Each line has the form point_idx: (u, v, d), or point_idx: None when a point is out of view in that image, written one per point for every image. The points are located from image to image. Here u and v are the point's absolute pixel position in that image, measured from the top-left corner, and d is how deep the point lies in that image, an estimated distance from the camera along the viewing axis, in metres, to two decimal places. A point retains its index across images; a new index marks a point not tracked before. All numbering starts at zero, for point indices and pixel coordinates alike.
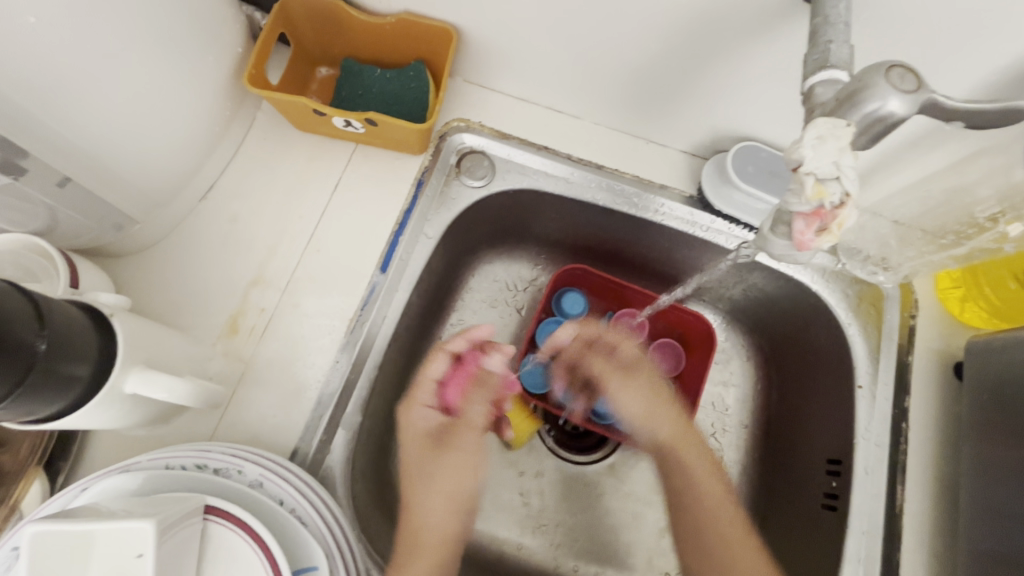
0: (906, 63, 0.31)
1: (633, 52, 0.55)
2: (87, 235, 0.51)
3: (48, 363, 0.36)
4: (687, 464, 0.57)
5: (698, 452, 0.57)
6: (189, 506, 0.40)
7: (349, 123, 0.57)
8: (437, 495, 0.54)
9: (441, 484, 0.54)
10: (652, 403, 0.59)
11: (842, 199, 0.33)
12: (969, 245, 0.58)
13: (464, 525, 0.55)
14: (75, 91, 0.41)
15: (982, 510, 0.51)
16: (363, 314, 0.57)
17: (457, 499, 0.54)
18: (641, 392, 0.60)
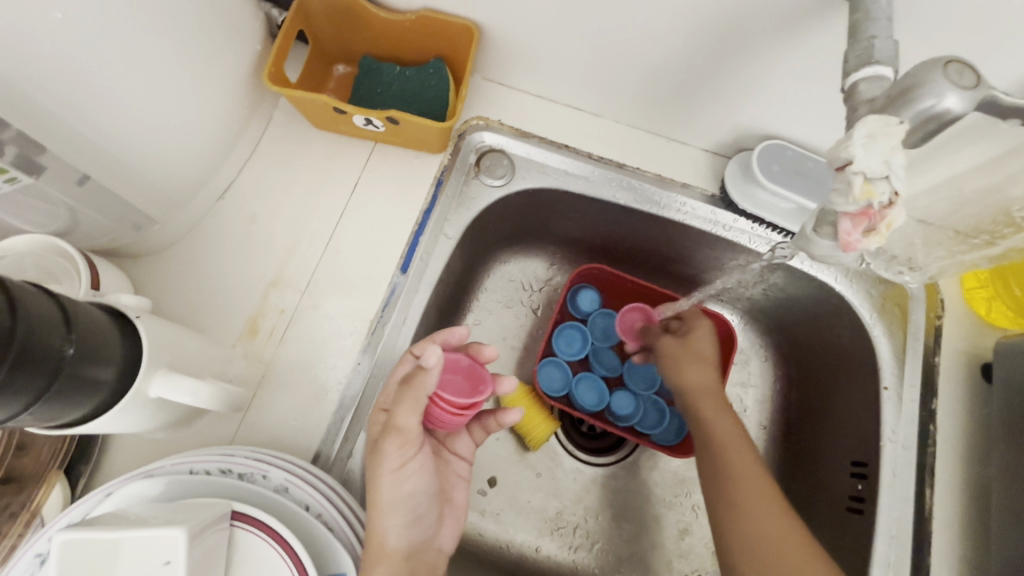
0: (962, 59, 0.30)
1: (660, 49, 0.54)
2: (106, 236, 0.50)
3: (74, 368, 0.35)
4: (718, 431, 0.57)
5: (727, 420, 0.58)
6: (215, 512, 0.39)
7: (370, 121, 0.57)
8: (385, 510, 0.45)
9: (391, 503, 0.45)
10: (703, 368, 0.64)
11: (891, 198, 0.32)
12: (1003, 245, 0.57)
13: (413, 540, 0.47)
14: (96, 89, 0.41)
15: (1016, 514, 0.50)
16: (384, 315, 0.56)
17: (413, 510, 0.47)
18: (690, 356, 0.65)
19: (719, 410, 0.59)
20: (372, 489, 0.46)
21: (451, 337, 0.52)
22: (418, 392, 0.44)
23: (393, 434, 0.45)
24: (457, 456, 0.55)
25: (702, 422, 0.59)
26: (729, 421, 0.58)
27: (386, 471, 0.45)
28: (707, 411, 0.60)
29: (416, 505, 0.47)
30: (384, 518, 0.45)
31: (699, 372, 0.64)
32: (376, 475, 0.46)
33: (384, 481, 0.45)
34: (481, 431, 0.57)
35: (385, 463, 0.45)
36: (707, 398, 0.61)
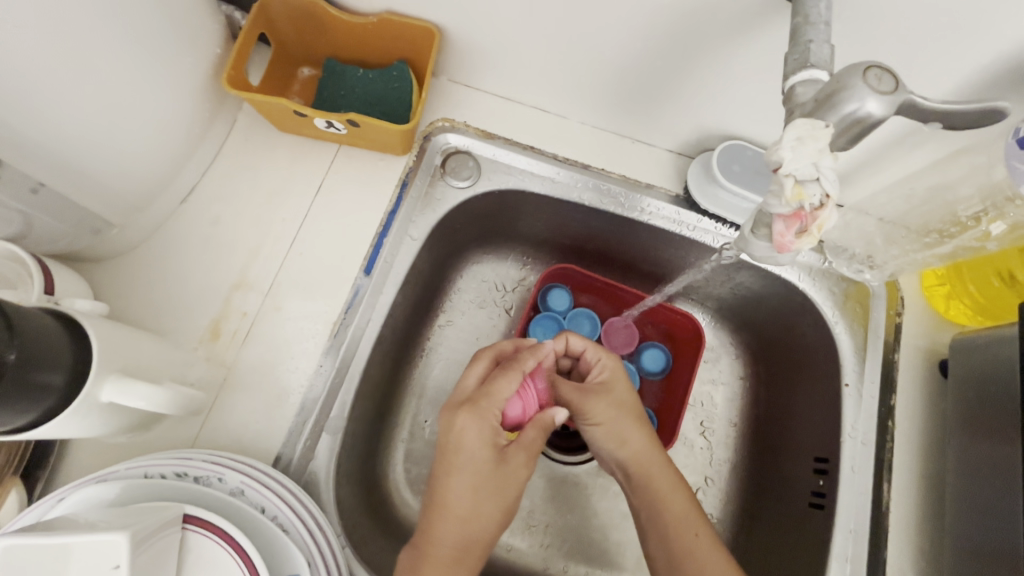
0: (884, 63, 0.31)
1: (618, 51, 0.54)
2: (63, 240, 0.50)
3: (19, 374, 0.36)
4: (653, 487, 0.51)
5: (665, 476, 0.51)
6: (167, 516, 0.39)
7: (332, 124, 0.57)
8: (495, 514, 0.46)
9: (493, 493, 0.46)
10: (613, 424, 0.53)
11: (822, 200, 0.33)
12: (952, 244, 0.57)
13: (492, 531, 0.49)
14: (48, 95, 0.41)
15: (968, 508, 0.51)
16: (347, 317, 0.57)
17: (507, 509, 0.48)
18: (599, 411, 0.53)
19: (645, 455, 0.52)
20: (485, 493, 0.46)
21: (532, 344, 0.56)
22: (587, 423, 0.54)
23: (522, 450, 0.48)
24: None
25: (648, 492, 0.51)
26: (671, 480, 0.51)
27: (511, 481, 0.47)
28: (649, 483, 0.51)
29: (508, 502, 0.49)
30: (490, 520, 0.46)
31: (637, 441, 0.53)
32: (497, 481, 0.46)
33: (510, 486, 0.47)
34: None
35: (514, 472, 0.47)
36: (643, 458, 0.52)
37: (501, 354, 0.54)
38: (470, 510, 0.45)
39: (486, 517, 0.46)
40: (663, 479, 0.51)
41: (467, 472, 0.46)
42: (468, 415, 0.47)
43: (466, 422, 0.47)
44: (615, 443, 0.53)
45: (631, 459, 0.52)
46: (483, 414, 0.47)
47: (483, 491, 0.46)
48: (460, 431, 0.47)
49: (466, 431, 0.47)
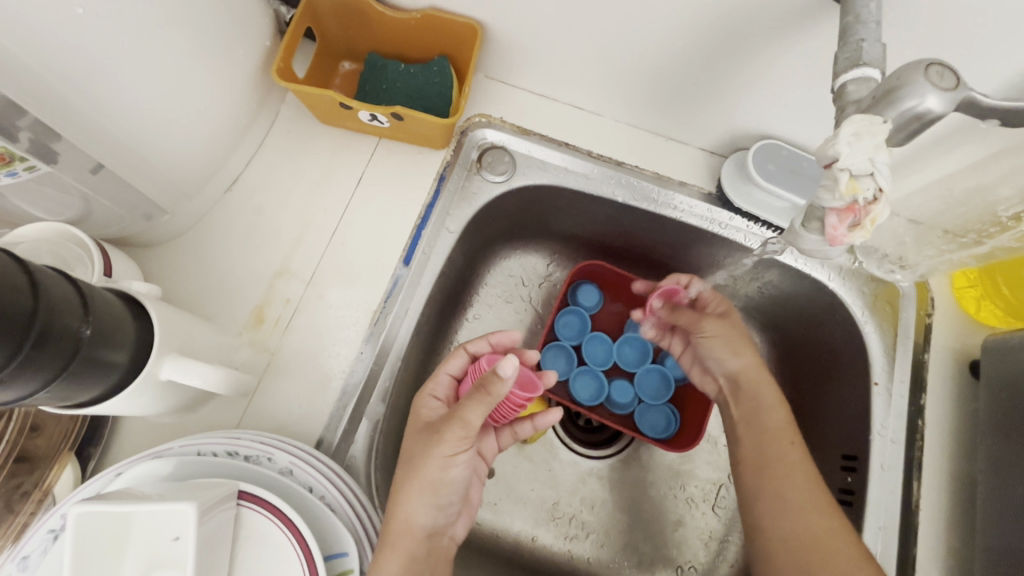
0: (944, 61, 0.32)
1: (659, 49, 0.55)
2: (117, 224, 0.52)
3: (90, 349, 0.37)
4: (758, 399, 0.59)
5: (771, 390, 0.59)
6: (224, 491, 0.40)
7: (375, 117, 0.58)
8: (416, 492, 0.47)
9: (430, 483, 0.47)
10: (727, 340, 0.62)
11: (875, 194, 0.33)
12: (991, 244, 0.58)
13: (435, 523, 0.49)
14: (111, 81, 0.42)
15: (999, 505, 0.52)
16: (386, 306, 0.58)
17: (440, 496, 0.48)
18: (714, 327, 0.64)
19: (763, 402, 0.58)
20: (410, 470, 0.47)
21: (504, 339, 0.58)
22: (490, 397, 0.45)
23: (455, 426, 0.47)
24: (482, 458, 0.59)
25: (750, 428, 0.58)
26: (778, 424, 0.56)
27: (435, 457, 0.47)
28: (751, 396, 0.59)
29: (450, 491, 0.49)
30: (412, 499, 0.47)
31: (734, 358, 0.62)
32: (424, 458, 0.47)
33: (431, 464, 0.47)
34: (509, 435, 0.61)
35: (436, 450, 0.47)
36: (750, 383, 0.60)
37: (478, 352, 0.56)
38: (400, 485, 0.47)
39: (412, 493, 0.47)
40: (767, 395, 0.59)
41: (410, 448, 0.49)
42: (423, 396, 0.53)
43: (420, 401, 0.52)
44: (729, 354, 0.62)
45: (742, 371, 0.61)
46: (422, 395, 0.53)
47: (407, 466, 0.48)
48: (417, 411, 0.52)
49: (428, 410, 0.52)
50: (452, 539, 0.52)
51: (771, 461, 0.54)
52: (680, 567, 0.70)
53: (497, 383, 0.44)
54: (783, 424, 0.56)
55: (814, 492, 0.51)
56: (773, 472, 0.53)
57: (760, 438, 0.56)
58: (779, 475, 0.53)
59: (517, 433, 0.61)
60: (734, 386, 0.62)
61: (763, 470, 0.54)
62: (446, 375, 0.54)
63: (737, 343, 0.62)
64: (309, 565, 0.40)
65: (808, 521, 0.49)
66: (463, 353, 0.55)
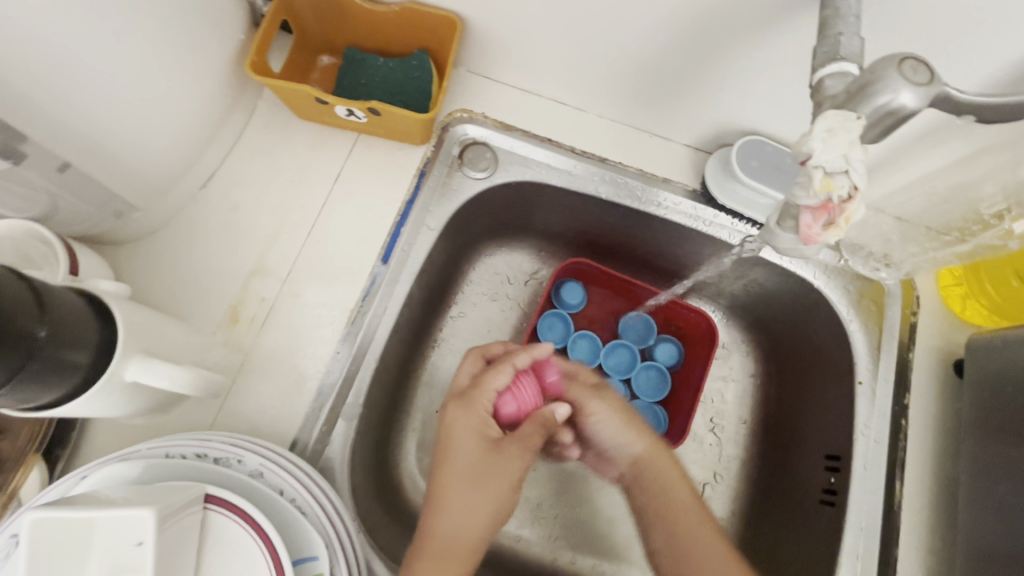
0: (918, 55, 0.31)
1: (641, 44, 0.54)
2: (86, 222, 0.50)
3: (48, 351, 0.36)
4: (658, 476, 0.54)
5: (682, 490, 0.53)
6: (190, 495, 0.39)
7: (352, 112, 0.57)
8: (489, 507, 0.48)
9: (495, 503, 0.49)
10: (617, 416, 0.58)
11: (851, 192, 0.32)
12: (974, 242, 0.57)
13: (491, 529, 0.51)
14: (74, 76, 0.41)
15: (980, 506, 0.51)
16: (364, 305, 0.57)
17: (501, 507, 0.50)
18: (602, 408, 0.58)
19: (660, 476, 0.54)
20: (482, 490, 0.48)
21: (514, 346, 0.59)
22: (554, 428, 0.52)
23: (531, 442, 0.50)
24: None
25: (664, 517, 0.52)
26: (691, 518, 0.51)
27: (510, 473, 0.49)
28: (658, 491, 0.53)
29: (508, 502, 0.51)
30: (478, 515, 0.48)
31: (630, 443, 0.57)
32: (496, 478, 0.48)
33: (504, 481, 0.49)
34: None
35: (510, 471, 0.49)
36: (651, 466, 0.55)
37: (522, 367, 0.54)
38: (470, 504, 0.47)
39: (484, 510, 0.48)
40: (666, 471, 0.54)
41: (473, 466, 0.48)
42: (461, 413, 0.50)
43: (459, 420, 0.50)
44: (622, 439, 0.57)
45: (645, 457, 0.56)
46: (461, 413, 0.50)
47: (474, 483, 0.48)
48: (457, 428, 0.50)
49: (467, 429, 0.49)
50: None
51: (683, 548, 0.50)
52: None
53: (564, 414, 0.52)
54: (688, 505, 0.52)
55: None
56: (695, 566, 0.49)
57: (664, 513, 0.52)
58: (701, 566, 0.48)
59: None
60: (633, 481, 0.56)
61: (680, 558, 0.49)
62: (495, 390, 0.51)
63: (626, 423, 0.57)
64: (277, 569, 0.40)
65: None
66: (512, 367, 0.53)
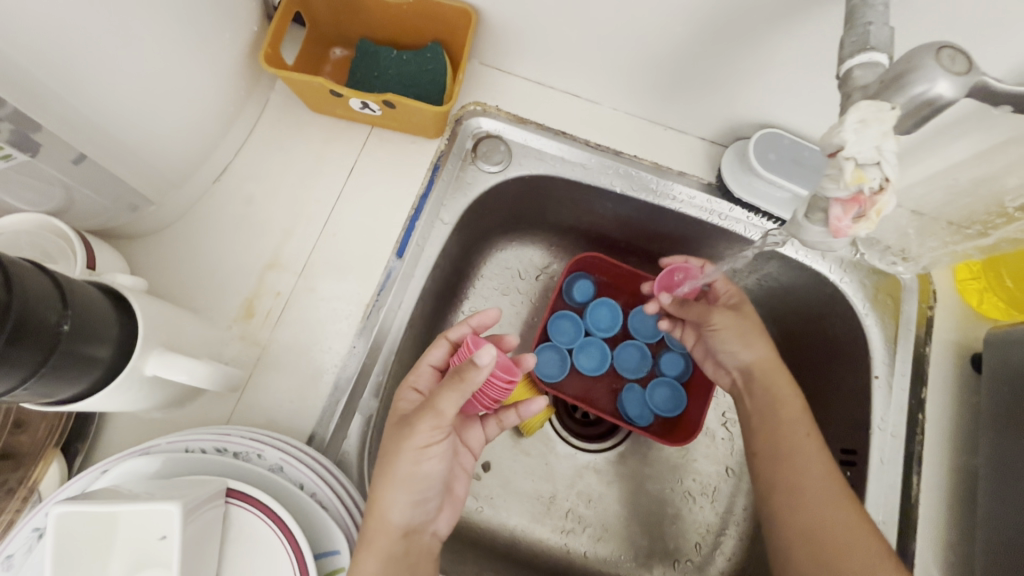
0: (956, 44, 0.30)
1: (659, 35, 0.54)
2: (101, 216, 0.50)
3: (70, 345, 0.36)
4: (770, 387, 0.58)
5: (783, 382, 0.58)
6: (212, 489, 0.39)
7: (366, 105, 0.56)
8: (390, 487, 0.45)
9: (405, 478, 0.45)
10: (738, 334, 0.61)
11: (882, 184, 0.32)
12: (997, 235, 0.57)
13: (412, 520, 0.47)
14: (88, 64, 0.40)
15: (1000, 500, 0.51)
16: (379, 299, 0.57)
17: (419, 491, 0.46)
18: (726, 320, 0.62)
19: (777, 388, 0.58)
20: (381, 466, 0.45)
21: (485, 320, 0.55)
22: (463, 384, 0.43)
23: (428, 415, 0.45)
24: (468, 448, 0.57)
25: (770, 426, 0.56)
26: (796, 426, 0.55)
27: (407, 450, 0.45)
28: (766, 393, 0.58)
29: (427, 487, 0.47)
30: (387, 497, 0.45)
31: (756, 348, 0.61)
32: (397, 453, 0.45)
33: (403, 458, 0.45)
34: (495, 424, 0.59)
35: (407, 443, 0.45)
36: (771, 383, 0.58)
37: (459, 339, 0.54)
38: (378, 480, 0.45)
39: (392, 489, 0.45)
40: (779, 384, 0.58)
41: (382, 443, 0.47)
42: (405, 387, 0.51)
43: (401, 393, 0.51)
44: (740, 346, 0.61)
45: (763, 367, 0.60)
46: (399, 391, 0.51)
47: (379, 462, 0.46)
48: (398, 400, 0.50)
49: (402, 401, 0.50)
50: (434, 535, 0.50)
51: (786, 445, 0.54)
52: (677, 560, 0.70)
53: (474, 371, 0.43)
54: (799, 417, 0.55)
55: (831, 486, 0.50)
56: (789, 467, 0.52)
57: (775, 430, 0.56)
58: (802, 468, 0.52)
59: (504, 421, 0.59)
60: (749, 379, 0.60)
61: (781, 456, 0.54)
62: (430, 364, 0.53)
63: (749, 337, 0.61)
64: (299, 564, 0.40)
65: (830, 507, 0.49)
66: (444, 340, 0.54)
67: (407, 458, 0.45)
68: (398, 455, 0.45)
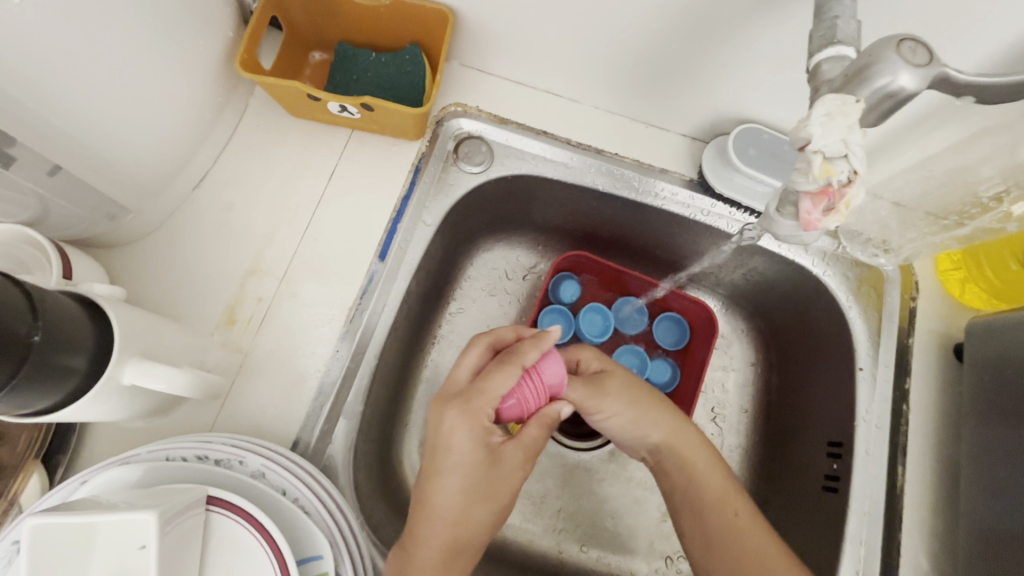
0: (917, 36, 0.31)
1: (636, 33, 0.54)
2: (77, 225, 0.50)
3: (43, 356, 0.36)
4: (686, 463, 0.53)
5: (696, 448, 0.53)
6: (192, 497, 0.39)
7: (345, 108, 0.56)
8: (465, 499, 0.45)
9: (491, 491, 0.46)
10: (630, 412, 0.54)
11: (850, 176, 0.32)
12: (972, 225, 0.58)
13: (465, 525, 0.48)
14: (59, 75, 0.40)
15: (982, 488, 0.51)
16: (362, 303, 0.56)
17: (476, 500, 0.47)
18: (609, 404, 0.54)
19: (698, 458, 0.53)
20: (490, 489, 0.46)
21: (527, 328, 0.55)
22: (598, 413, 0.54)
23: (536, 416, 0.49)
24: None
25: (692, 507, 0.51)
26: (725, 501, 0.50)
27: (516, 463, 0.47)
28: (682, 471, 0.53)
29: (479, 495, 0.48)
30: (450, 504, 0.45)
31: (650, 423, 0.54)
32: (507, 466, 0.47)
33: (508, 476, 0.47)
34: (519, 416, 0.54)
35: (512, 456, 0.47)
36: (687, 459, 0.53)
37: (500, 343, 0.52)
38: (459, 512, 0.45)
39: (473, 519, 0.45)
40: (695, 457, 0.53)
41: (451, 462, 0.45)
42: (457, 415, 0.45)
43: (456, 424, 0.45)
44: (635, 430, 0.54)
45: (668, 436, 0.54)
46: (478, 413, 0.45)
47: (484, 492, 0.46)
48: (447, 430, 0.45)
49: (455, 429, 0.45)
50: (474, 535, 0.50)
51: (721, 531, 0.49)
52: (667, 556, 0.70)
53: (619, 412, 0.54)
54: (727, 491, 0.51)
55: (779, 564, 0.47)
56: (728, 554, 0.48)
57: (699, 512, 0.51)
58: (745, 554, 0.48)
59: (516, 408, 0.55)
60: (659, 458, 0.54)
61: (714, 543, 0.49)
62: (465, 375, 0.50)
63: (644, 413, 0.54)
64: (282, 570, 0.40)
65: None
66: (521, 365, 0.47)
67: (505, 475, 0.47)
68: (485, 480, 0.46)
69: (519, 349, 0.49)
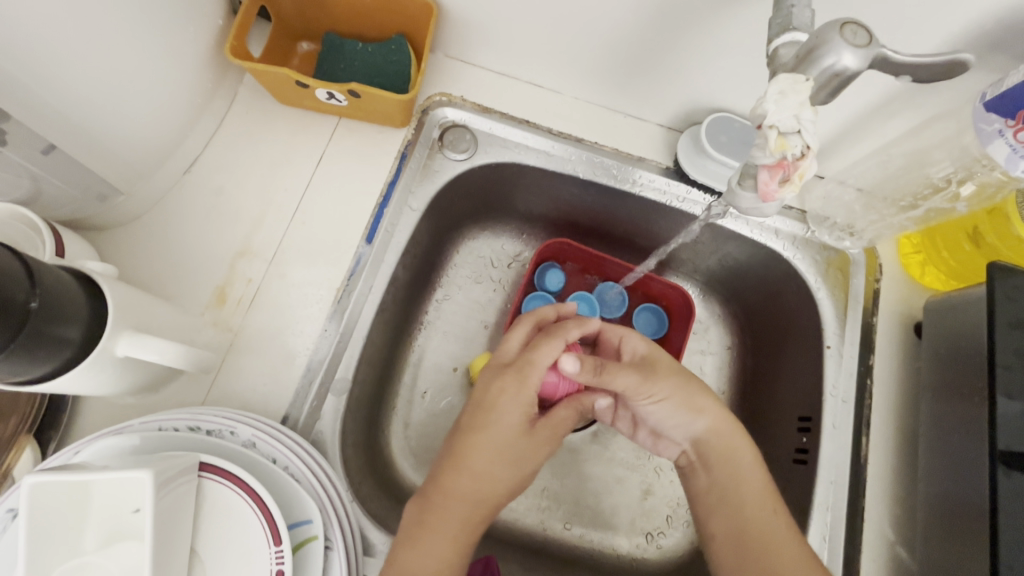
0: (858, 20, 0.34)
1: (612, 25, 0.56)
2: (70, 206, 0.51)
3: (40, 323, 0.37)
4: (729, 458, 0.51)
5: (741, 449, 0.51)
6: (186, 462, 0.41)
7: (332, 95, 0.58)
8: (491, 466, 0.47)
9: (515, 461, 0.48)
10: (679, 400, 0.52)
11: (803, 151, 0.35)
12: (925, 207, 0.60)
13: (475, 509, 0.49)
14: (52, 56, 0.41)
15: (938, 453, 0.55)
16: (350, 284, 0.58)
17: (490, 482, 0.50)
18: (663, 387, 0.52)
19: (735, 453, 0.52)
20: (513, 461, 0.48)
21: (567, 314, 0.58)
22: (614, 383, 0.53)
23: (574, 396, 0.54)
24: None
25: (729, 499, 0.50)
26: (762, 498, 0.49)
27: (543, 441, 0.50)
28: (728, 465, 0.51)
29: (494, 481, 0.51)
30: (478, 469, 0.47)
31: (701, 415, 0.52)
32: (534, 440, 0.49)
33: (532, 454, 0.49)
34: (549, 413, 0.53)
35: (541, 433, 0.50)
36: (729, 454, 0.52)
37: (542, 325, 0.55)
38: (483, 474, 0.47)
39: (499, 482, 0.47)
40: (739, 454, 0.51)
41: (496, 427, 0.48)
42: (505, 385, 0.49)
43: (505, 395, 0.48)
44: (689, 414, 0.52)
45: (709, 432, 0.52)
46: (528, 384, 0.49)
47: (510, 460, 0.48)
48: (501, 397, 0.48)
49: (507, 398, 0.48)
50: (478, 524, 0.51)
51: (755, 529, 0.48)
52: (648, 532, 0.72)
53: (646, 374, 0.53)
54: (767, 491, 0.50)
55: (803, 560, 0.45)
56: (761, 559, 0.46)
57: (736, 509, 0.49)
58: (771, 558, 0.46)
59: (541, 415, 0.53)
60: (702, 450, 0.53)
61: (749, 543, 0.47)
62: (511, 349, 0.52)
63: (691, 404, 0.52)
64: (272, 532, 0.41)
65: None
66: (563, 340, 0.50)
67: (530, 450, 0.49)
68: (519, 449, 0.48)
69: (561, 326, 0.52)
